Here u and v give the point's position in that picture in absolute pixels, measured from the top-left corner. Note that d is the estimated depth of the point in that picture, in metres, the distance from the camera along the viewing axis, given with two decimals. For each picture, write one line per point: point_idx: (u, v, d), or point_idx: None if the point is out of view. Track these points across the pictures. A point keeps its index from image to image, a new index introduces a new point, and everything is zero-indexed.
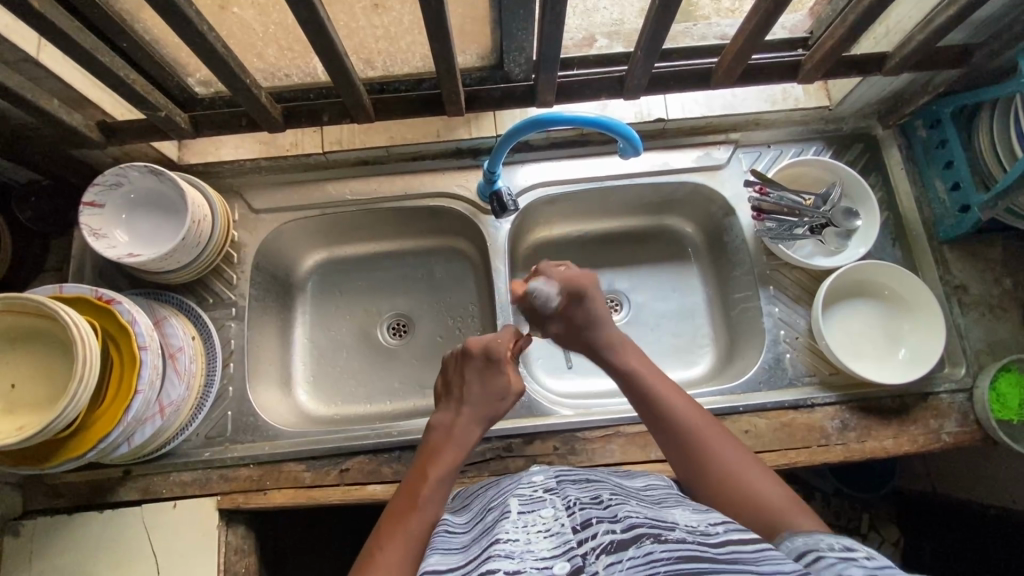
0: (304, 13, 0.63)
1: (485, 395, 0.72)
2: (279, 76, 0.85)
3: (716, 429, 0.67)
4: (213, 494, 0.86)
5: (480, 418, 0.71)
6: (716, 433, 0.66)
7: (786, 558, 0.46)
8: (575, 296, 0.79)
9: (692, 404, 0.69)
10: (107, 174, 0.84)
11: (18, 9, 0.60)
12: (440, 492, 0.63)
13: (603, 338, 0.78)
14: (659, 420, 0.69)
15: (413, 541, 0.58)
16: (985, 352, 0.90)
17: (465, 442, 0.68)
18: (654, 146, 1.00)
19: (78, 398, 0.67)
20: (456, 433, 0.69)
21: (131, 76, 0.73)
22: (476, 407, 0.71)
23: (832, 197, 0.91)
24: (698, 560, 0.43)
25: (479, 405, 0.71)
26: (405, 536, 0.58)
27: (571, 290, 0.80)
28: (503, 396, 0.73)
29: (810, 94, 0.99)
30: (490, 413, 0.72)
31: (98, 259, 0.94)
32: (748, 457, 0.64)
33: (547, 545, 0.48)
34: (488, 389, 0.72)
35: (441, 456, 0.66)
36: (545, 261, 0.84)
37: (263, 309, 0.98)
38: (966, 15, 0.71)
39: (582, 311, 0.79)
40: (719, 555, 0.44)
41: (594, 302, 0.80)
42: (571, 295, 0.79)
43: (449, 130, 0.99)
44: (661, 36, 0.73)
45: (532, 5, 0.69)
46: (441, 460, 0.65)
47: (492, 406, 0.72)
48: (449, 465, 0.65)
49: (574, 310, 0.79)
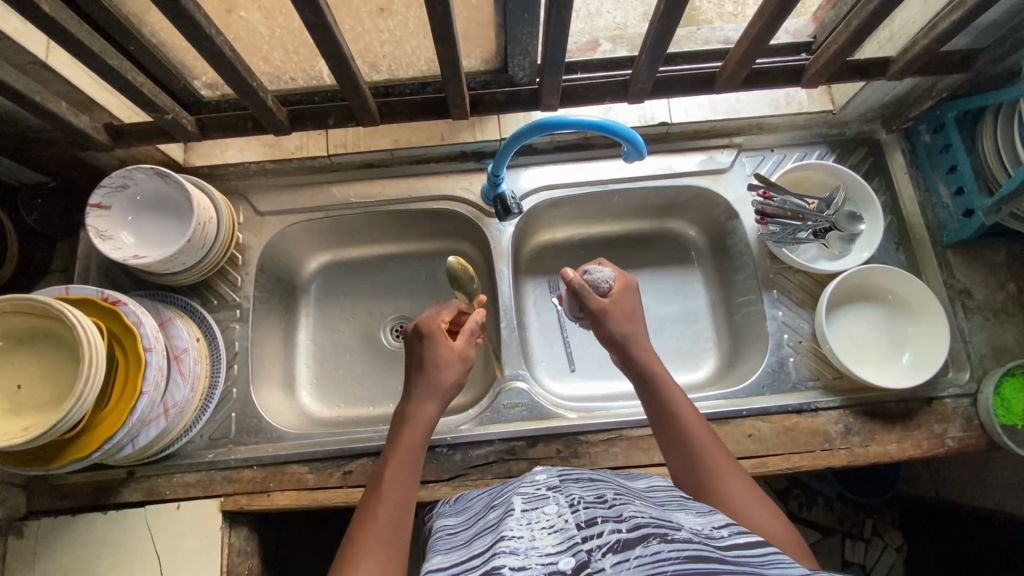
0: (311, 16, 0.63)
1: (433, 371, 0.73)
2: (284, 79, 0.86)
3: (717, 447, 0.68)
4: (217, 495, 0.87)
5: (434, 394, 0.72)
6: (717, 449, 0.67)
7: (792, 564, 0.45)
8: (626, 288, 0.82)
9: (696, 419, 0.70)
10: (113, 175, 0.84)
11: (29, 12, 0.61)
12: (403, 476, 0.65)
13: (638, 337, 0.78)
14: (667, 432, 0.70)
15: (383, 529, 0.60)
16: (989, 357, 0.90)
17: (423, 424, 0.70)
18: (658, 149, 1.00)
19: (85, 398, 0.68)
20: (413, 415, 0.71)
21: (138, 78, 0.73)
22: (427, 385, 0.72)
23: (836, 201, 0.90)
24: (705, 560, 0.43)
25: (419, 381, 0.73)
26: (374, 525, 0.60)
27: (623, 284, 0.82)
28: (449, 370, 0.74)
29: (814, 98, 0.99)
30: (434, 387, 0.72)
31: (103, 261, 0.94)
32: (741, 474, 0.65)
33: (551, 541, 0.47)
34: (422, 363, 0.74)
35: (399, 441, 0.69)
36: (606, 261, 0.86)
37: (266, 310, 0.99)
38: (970, 20, 0.71)
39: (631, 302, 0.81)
40: (724, 556, 0.44)
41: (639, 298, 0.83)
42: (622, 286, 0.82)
43: (454, 133, 0.99)
44: (666, 39, 0.73)
45: (538, 10, 0.69)
46: (401, 446, 0.68)
47: (433, 378, 0.73)
48: (413, 454, 0.67)
49: (625, 298, 0.81)
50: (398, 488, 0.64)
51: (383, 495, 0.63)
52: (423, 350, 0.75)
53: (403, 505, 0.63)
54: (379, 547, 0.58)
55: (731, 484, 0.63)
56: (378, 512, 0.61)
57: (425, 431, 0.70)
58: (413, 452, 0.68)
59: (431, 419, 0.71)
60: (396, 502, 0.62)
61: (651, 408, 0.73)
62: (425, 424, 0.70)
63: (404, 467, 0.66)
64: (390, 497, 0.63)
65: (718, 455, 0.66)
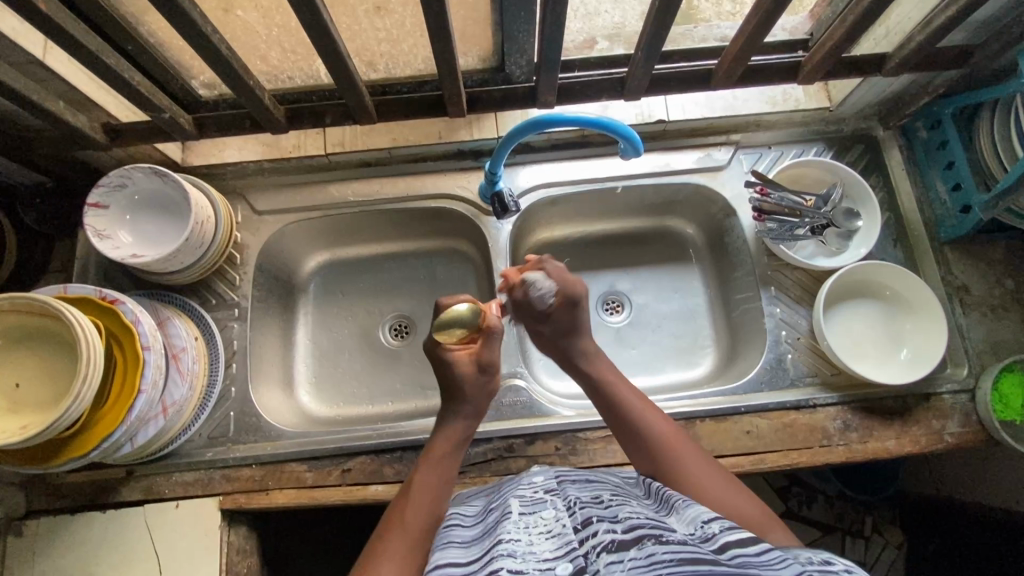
0: (307, 14, 0.63)
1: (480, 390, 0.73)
2: (282, 78, 0.86)
3: (681, 436, 0.69)
4: (216, 493, 0.87)
5: (474, 416, 0.73)
6: (682, 440, 0.68)
7: (787, 560, 0.45)
8: (570, 303, 0.78)
9: (656, 411, 0.72)
10: (111, 174, 0.85)
11: (26, 11, 0.61)
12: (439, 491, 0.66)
13: (584, 347, 0.78)
14: (626, 427, 0.70)
15: (418, 538, 0.60)
16: (986, 353, 0.90)
17: (456, 435, 0.71)
18: (655, 147, 1.00)
19: (83, 397, 0.68)
20: (451, 431, 0.71)
21: (136, 78, 0.73)
22: (472, 403, 0.73)
23: (833, 198, 0.92)
24: (700, 561, 0.42)
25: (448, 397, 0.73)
26: (415, 531, 0.61)
27: (567, 297, 0.78)
28: (479, 384, 0.73)
29: (810, 95, 0.99)
30: (467, 399, 0.73)
31: (102, 260, 0.94)
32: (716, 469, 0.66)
33: (549, 546, 0.47)
34: (448, 383, 0.73)
35: (439, 456, 0.69)
36: (546, 257, 0.82)
37: (265, 309, 0.99)
38: (965, 16, 0.71)
39: (570, 316, 0.78)
40: (719, 557, 0.44)
41: (582, 311, 0.79)
42: (566, 300, 0.78)
43: (452, 131, 0.99)
44: (661, 36, 0.73)
45: (534, 8, 0.69)
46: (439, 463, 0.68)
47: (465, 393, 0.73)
48: (445, 464, 0.68)
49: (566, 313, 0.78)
50: (429, 491, 0.65)
51: (411, 496, 0.64)
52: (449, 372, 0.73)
53: (431, 507, 0.64)
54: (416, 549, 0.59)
55: (707, 477, 0.64)
56: (407, 512, 0.62)
57: (458, 450, 0.71)
58: (448, 463, 0.69)
59: (463, 434, 0.72)
60: (426, 505, 0.63)
61: (610, 411, 0.72)
62: (456, 438, 0.71)
63: (435, 473, 0.67)
64: (421, 499, 0.64)
65: (687, 450, 0.67)
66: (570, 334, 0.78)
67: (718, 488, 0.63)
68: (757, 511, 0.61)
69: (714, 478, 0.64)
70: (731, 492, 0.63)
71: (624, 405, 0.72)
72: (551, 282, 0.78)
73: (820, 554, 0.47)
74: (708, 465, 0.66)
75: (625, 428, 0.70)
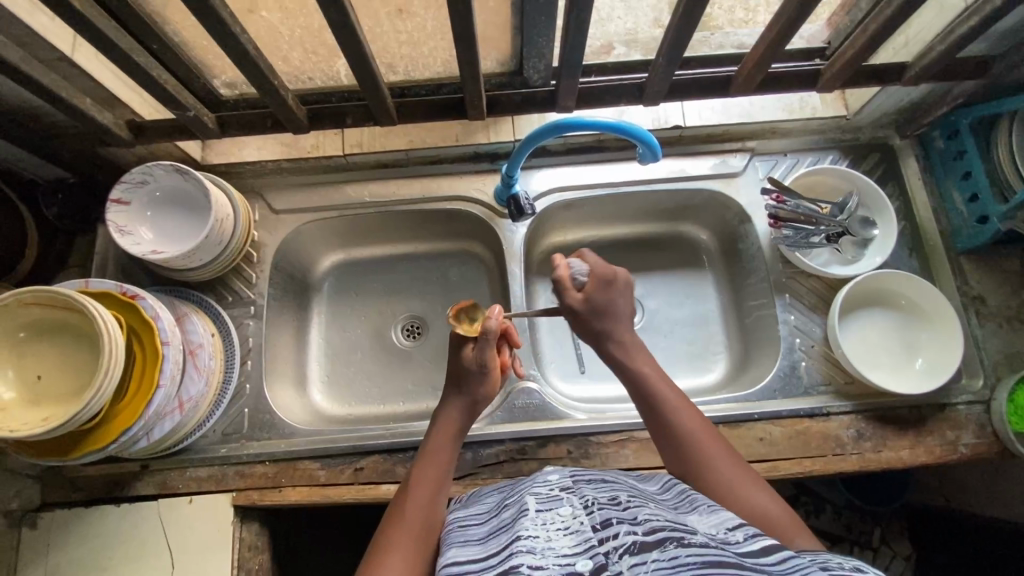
0: (335, 15, 0.64)
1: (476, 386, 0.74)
2: (303, 79, 0.87)
3: (710, 430, 0.68)
4: (228, 490, 0.87)
5: (469, 405, 0.74)
6: (709, 432, 0.68)
7: (811, 565, 0.45)
8: (604, 283, 0.78)
9: (689, 405, 0.71)
10: (133, 171, 0.86)
11: (60, 10, 0.62)
12: (432, 492, 0.65)
13: (619, 331, 0.76)
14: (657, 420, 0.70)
15: (413, 540, 0.60)
16: (1002, 364, 0.90)
17: (454, 426, 0.72)
18: (672, 153, 1.01)
19: (104, 390, 0.69)
20: (444, 419, 0.73)
21: (162, 76, 0.74)
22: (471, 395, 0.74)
23: (849, 206, 0.91)
24: (723, 566, 0.42)
25: (450, 378, 0.75)
26: (408, 533, 0.60)
27: (600, 277, 0.78)
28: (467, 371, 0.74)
29: (827, 103, 0.99)
30: (460, 377, 0.74)
31: (121, 256, 0.95)
32: (742, 465, 0.65)
33: (568, 543, 0.48)
34: (455, 369, 0.75)
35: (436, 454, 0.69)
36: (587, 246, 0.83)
37: (280, 307, 1.00)
38: (985, 27, 0.71)
39: (605, 299, 0.77)
40: (742, 562, 0.44)
41: (619, 291, 0.78)
42: (598, 281, 0.78)
43: (469, 134, 1.00)
44: (682, 44, 0.73)
45: (555, 12, 0.69)
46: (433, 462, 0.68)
47: (461, 371, 0.74)
48: (440, 457, 0.69)
49: (600, 293, 0.77)
50: (427, 487, 0.65)
51: (410, 499, 0.64)
52: (454, 352, 0.76)
53: (429, 508, 0.64)
54: (412, 550, 0.59)
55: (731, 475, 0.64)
56: (405, 514, 0.62)
57: (454, 435, 0.72)
58: (437, 457, 0.69)
59: (460, 420, 0.73)
60: (424, 506, 0.63)
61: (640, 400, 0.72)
62: (452, 427, 0.72)
63: (432, 468, 0.67)
64: (417, 499, 0.64)
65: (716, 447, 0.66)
66: (603, 316, 0.77)
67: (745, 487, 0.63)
68: (780, 512, 0.61)
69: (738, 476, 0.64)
70: (757, 489, 0.63)
71: (656, 395, 0.71)
72: (586, 266, 0.80)
73: (852, 561, 0.47)
74: (738, 462, 0.65)
75: (659, 429, 0.70)
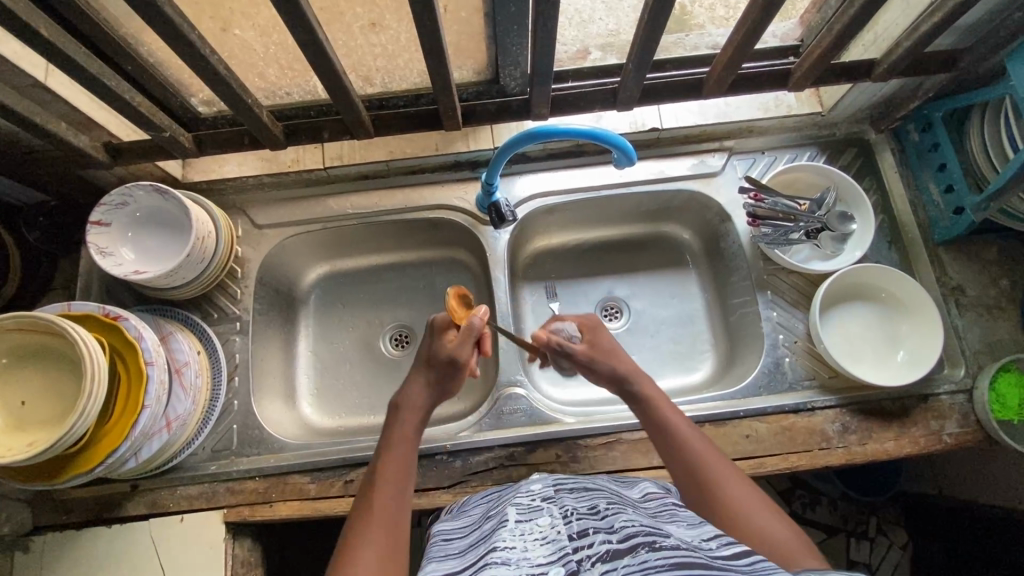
0: (303, 34, 0.64)
1: (448, 374, 0.77)
2: (280, 94, 0.87)
3: (727, 466, 0.68)
4: (219, 506, 0.87)
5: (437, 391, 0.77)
6: (725, 468, 0.68)
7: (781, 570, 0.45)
8: (593, 327, 0.86)
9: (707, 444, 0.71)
10: (113, 193, 0.86)
11: (28, 38, 0.62)
12: (398, 479, 0.66)
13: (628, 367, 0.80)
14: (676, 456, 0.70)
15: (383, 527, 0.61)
16: (983, 353, 0.90)
17: (416, 414, 0.74)
18: (650, 155, 1.01)
19: (87, 413, 0.69)
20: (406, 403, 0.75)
21: (136, 98, 0.74)
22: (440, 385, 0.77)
23: (827, 201, 0.93)
24: (691, 567, 0.43)
25: (424, 364, 0.78)
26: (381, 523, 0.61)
27: (589, 323, 0.86)
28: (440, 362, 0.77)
29: (802, 101, 1.00)
30: (432, 365, 0.77)
31: (105, 278, 0.96)
32: (758, 498, 0.64)
33: (543, 552, 0.48)
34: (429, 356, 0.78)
35: (396, 440, 0.71)
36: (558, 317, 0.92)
37: (266, 323, 1.00)
38: (950, 22, 0.72)
39: (602, 337, 0.84)
40: (711, 563, 0.45)
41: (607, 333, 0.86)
42: (588, 325, 0.86)
43: (448, 143, 1.00)
44: (651, 48, 0.74)
45: (526, 21, 0.70)
46: (398, 451, 0.70)
47: (436, 362, 0.77)
48: (404, 449, 0.70)
49: (597, 336, 0.84)
50: (394, 480, 0.66)
51: (377, 490, 0.65)
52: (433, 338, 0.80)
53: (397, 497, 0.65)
54: (385, 537, 0.60)
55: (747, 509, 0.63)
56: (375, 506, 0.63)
57: (419, 420, 0.74)
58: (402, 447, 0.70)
59: (425, 405, 0.75)
60: (393, 496, 0.64)
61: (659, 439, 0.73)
62: (418, 410, 0.74)
63: (398, 460, 0.68)
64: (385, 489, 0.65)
65: (730, 482, 0.66)
66: (611, 354, 0.81)
67: (758, 518, 0.61)
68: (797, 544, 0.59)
69: (751, 506, 0.63)
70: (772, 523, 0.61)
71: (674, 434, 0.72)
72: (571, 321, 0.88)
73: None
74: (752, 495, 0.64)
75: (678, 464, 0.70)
